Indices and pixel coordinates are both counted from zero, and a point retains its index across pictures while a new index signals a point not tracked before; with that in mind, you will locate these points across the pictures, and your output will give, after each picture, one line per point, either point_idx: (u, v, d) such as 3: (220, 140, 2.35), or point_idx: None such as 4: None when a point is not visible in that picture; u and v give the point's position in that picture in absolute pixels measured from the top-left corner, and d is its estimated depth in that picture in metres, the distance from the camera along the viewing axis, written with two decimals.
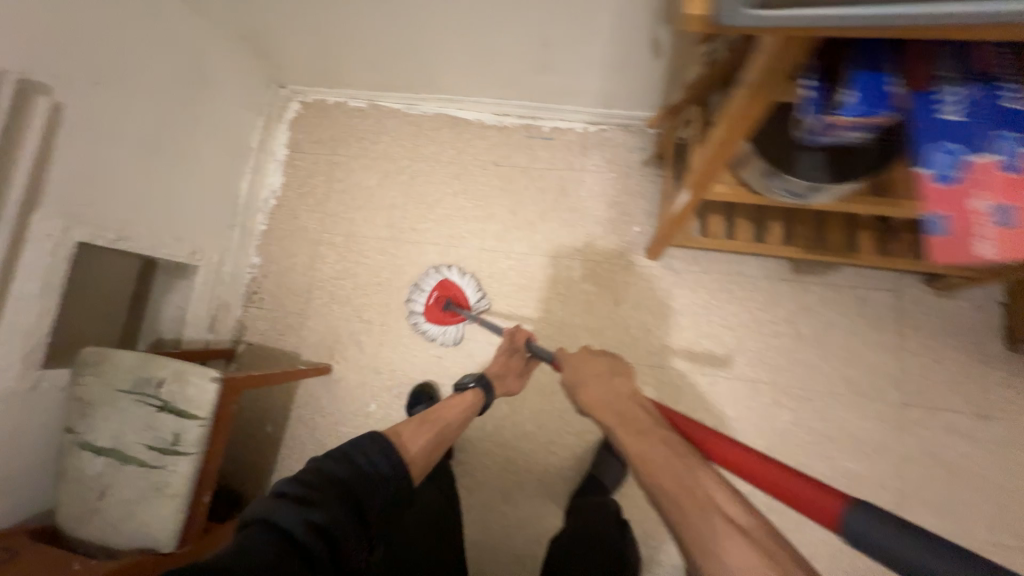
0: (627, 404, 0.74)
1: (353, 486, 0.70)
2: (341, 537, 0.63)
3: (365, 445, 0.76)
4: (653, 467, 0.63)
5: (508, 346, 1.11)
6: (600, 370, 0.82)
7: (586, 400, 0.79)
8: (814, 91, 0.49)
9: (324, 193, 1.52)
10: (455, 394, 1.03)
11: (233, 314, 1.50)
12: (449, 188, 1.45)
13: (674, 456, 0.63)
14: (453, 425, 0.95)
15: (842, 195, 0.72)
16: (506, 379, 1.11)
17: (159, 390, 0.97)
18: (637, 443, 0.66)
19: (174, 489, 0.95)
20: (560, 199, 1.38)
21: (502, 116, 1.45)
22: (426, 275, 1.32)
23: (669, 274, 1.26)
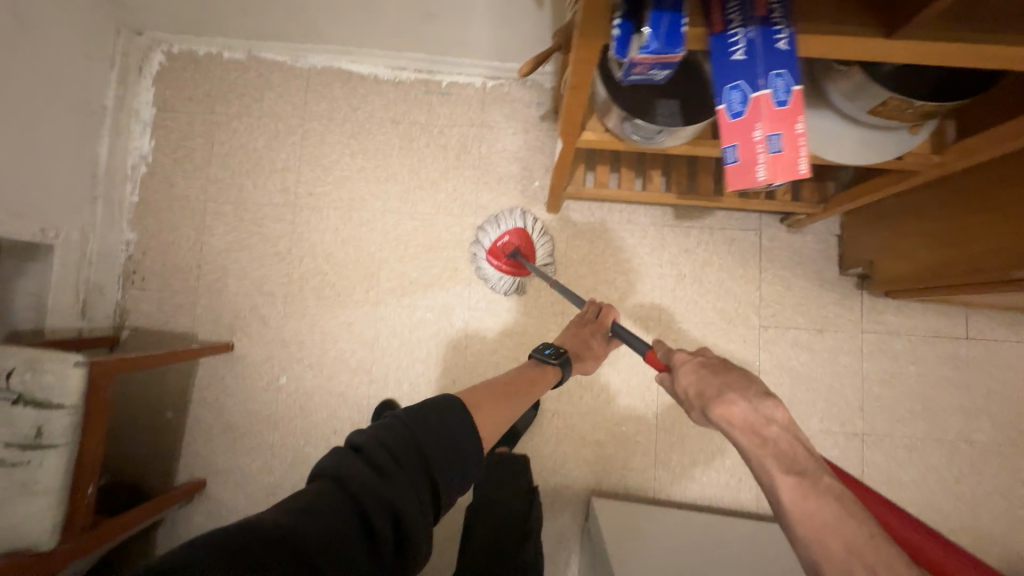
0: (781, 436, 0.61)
1: (432, 454, 0.61)
2: (405, 508, 0.55)
3: (450, 408, 0.66)
4: (820, 534, 0.53)
5: (590, 316, 1.10)
6: (735, 384, 0.66)
7: (723, 419, 0.64)
8: (620, 31, 0.50)
9: (205, 157, 1.38)
10: (537, 368, 0.99)
11: (110, 297, 1.35)
12: (347, 148, 1.38)
13: (854, 521, 0.53)
14: (525, 397, 0.88)
15: (687, 139, 0.79)
16: (584, 360, 1.07)
17: (9, 383, 0.87)
18: (804, 495, 0.55)
19: (45, 484, 0.87)
20: (463, 157, 1.37)
21: (398, 70, 1.39)
22: (509, 215, 1.26)
23: (569, 226, 1.33)
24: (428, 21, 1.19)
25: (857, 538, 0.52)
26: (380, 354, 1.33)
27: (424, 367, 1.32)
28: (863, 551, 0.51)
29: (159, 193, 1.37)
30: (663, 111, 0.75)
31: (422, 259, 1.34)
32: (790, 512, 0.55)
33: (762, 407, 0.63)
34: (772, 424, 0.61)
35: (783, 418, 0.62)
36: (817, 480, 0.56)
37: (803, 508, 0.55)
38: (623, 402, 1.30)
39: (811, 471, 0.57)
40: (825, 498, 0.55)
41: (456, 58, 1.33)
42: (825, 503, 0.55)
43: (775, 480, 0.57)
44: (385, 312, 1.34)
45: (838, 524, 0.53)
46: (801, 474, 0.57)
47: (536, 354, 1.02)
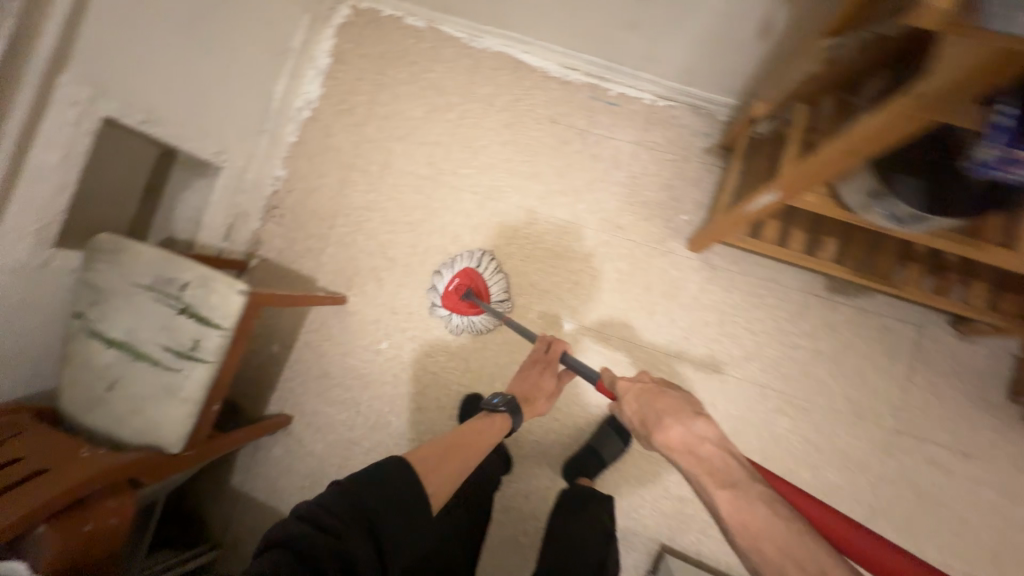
0: (712, 451, 0.73)
1: (375, 512, 0.70)
2: (352, 560, 0.66)
3: (395, 471, 0.75)
4: (753, 534, 0.64)
5: (542, 353, 1.12)
6: (673, 409, 0.79)
7: (665, 443, 0.77)
8: (1010, 123, 0.49)
9: (364, 115, 1.42)
10: (482, 417, 1.03)
11: (250, 226, 1.43)
12: (498, 137, 1.37)
13: (776, 515, 0.65)
14: (473, 449, 0.93)
15: (932, 230, 0.72)
16: (534, 402, 1.12)
17: (181, 293, 0.92)
18: (732, 501, 0.68)
19: (187, 394, 0.92)
20: (612, 171, 1.32)
21: (568, 69, 1.36)
22: (458, 257, 1.27)
23: (705, 269, 1.26)
24: (624, 29, 1.15)
25: (783, 533, 0.63)
26: (481, 345, 1.32)
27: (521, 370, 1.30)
28: (790, 548, 0.62)
29: (315, 139, 1.43)
30: (904, 195, 0.68)
31: (545, 264, 1.31)
32: (727, 520, 0.67)
33: (695, 427, 0.76)
34: (703, 442, 0.74)
35: (714, 434, 0.75)
36: (746, 487, 0.68)
37: (734, 514, 0.67)
38: None
39: (741, 482, 0.69)
40: (755, 502, 0.67)
41: (634, 69, 1.29)
42: (754, 506, 0.66)
43: (713, 495, 0.69)
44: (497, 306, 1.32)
45: (767, 522, 0.64)
46: (735, 487, 0.69)
47: (486, 405, 1.06)
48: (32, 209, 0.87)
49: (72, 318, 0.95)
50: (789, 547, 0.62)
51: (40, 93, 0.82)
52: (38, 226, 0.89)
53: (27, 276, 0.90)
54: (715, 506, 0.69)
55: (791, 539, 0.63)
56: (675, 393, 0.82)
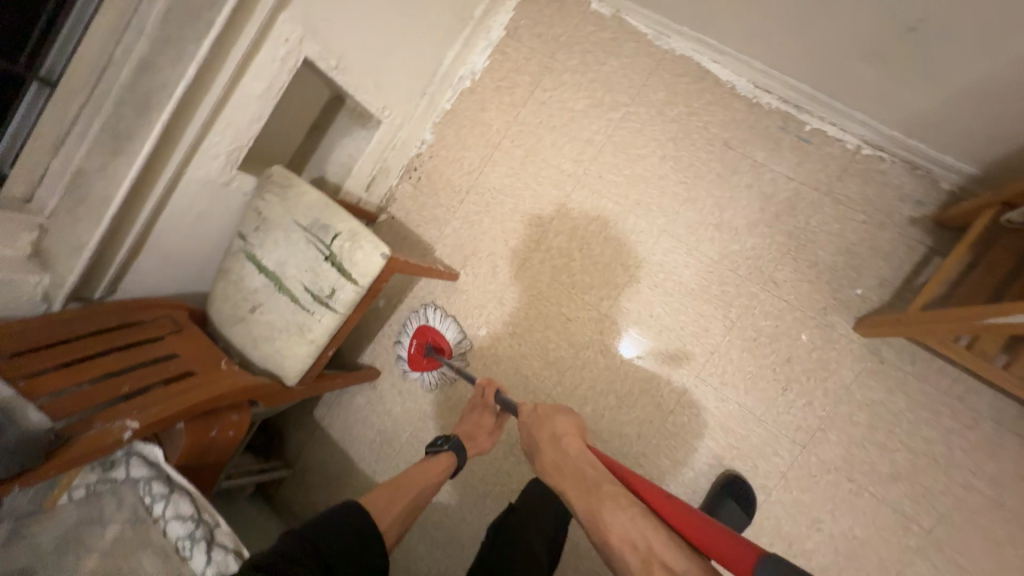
0: (578, 460, 0.79)
1: (324, 546, 0.71)
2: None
3: (342, 510, 0.78)
4: (602, 526, 0.68)
5: (477, 398, 1.13)
6: (550, 432, 0.86)
7: (541, 466, 0.83)
8: None
9: (523, 96, 1.37)
10: (427, 458, 1.02)
11: (388, 182, 1.45)
12: (659, 149, 1.25)
13: (617, 506, 0.69)
14: (425, 488, 0.94)
15: None
16: (476, 440, 1.10)
17: (330, 241, 0.95)
18: (585, 499, 0.73)
19: (314, 336, 0.97)
20: (783, 217, 1.15)
21: (761, 91, 1.19)
22: (407, 322, 1.37)
23: (868, 358, 1.07)
24: (862, 59, 0.96)
25: (624, 522, 0.66)
26: (581, 363, 1.25)
27: (615, 403, 1.21)
28: (631, 539, 0.65)
29: (469, 111, 1.41)
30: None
31: (673, 300, 1.19)
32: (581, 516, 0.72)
33: (562, 443, 0.83)
34: (569, 455, 0.80)
35: (579, 448, 0.81)
36: (596, 487, 0.73)
37: (586, 511, 0.71)
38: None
39: (591, 483, 0.74)
40: (603, 500, 0.70)
41: (851, 107, 1.08)
42: (602, 503, 0.70)
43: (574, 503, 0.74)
44: (607, 327, 1.23)
45: (612, 517, 0.68)
46: (589, 488, 0.73)
47: (430, 447, 1.05)
48: (229, 132, 0.93)
49: (236, 237, 1.03)
50: (625, 528, 0.66)
51: (263, 25, 0.86)
52: (230, 149, 0.95)
53: (212, 191, 0.98)
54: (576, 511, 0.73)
55: (627, 526, 0.66)
56: (557, 415, 0.89)
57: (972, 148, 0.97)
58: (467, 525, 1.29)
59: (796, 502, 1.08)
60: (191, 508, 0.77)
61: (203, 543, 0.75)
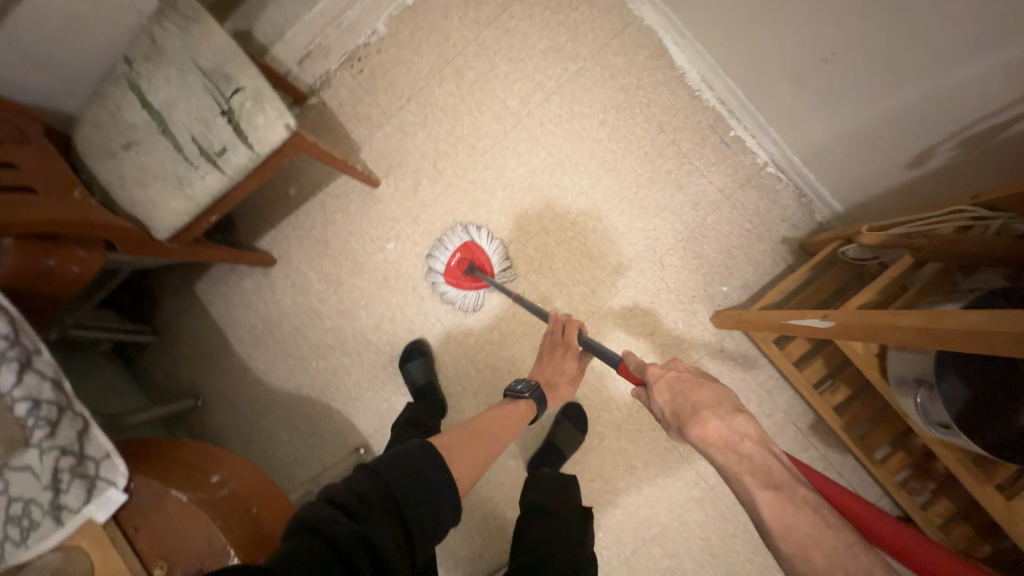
0: (754, 450, 0.67)
1: (402, 495, 0.67)
2: (384, 550, 0.61)
3: (422, 455, 0.73)
4: (800, 541, 0.59)
5: (559, 336, 1.09)
6: (710, 401, 0.73)
7: (700, 436, 0.70)
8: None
9: (488, 18, 1.31)
10: (508, 402, 1.00)
11: (327, 65, 1.34)
12: (601, 113, 1.28)
13: (824, 525, 0.59)
14: (496, 434, 0.90)
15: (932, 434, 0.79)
16: (557, 387, 1.07)
17: (230, 95, 0.87)
18: (779, 503, 0.62)
19: (194, 193, 0.90)
20: (686, 209, 1.25)
21: (705, 86, 1.25)
22: (451, 233, 1.26)
23: (712, 346, 1.24)
24: (787, 79, 1.05)
25: (836, 548, 0.57)
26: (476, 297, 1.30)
27: (498, 339, 1.30)
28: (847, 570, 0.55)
29: (429, 15, 1.32)
30: (943, 393, 0.71)
31: (574, 259, 1.27)
32: (769, 524, 0.61)
33: (734, 423, 0.70)
34: (744, 440, 0.68)
35: (755, 434, 0.69)
36: (791, 491, 0.63)
37: (779, 519, 0.61)
38: (620, 511, 1.26)
39: (786, 487, 0.63)
40: (802, 509, 0.61)
41: (769, 124, 1.19)
42: (801, 511, 0.61)
43: (753, 497, 0.63)
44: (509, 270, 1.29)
45: (817, 533, 0.59)
46: (777, 488, 0.63)
47: (510, 391, 1.04)
48: None
49: (120, 61, 0.91)
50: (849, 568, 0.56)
51: None
52: None
53: None
54: (754, 508, 0.63)
55: (844, 557, 0.57)
56: (709, 384, 0.77)
57: (844, 188, 1.12)
58: (334, 422, 1.34)
59: (622, 449, 1.27)
60: (7, 328, 0.70)
61: (14, 365, 0.70)
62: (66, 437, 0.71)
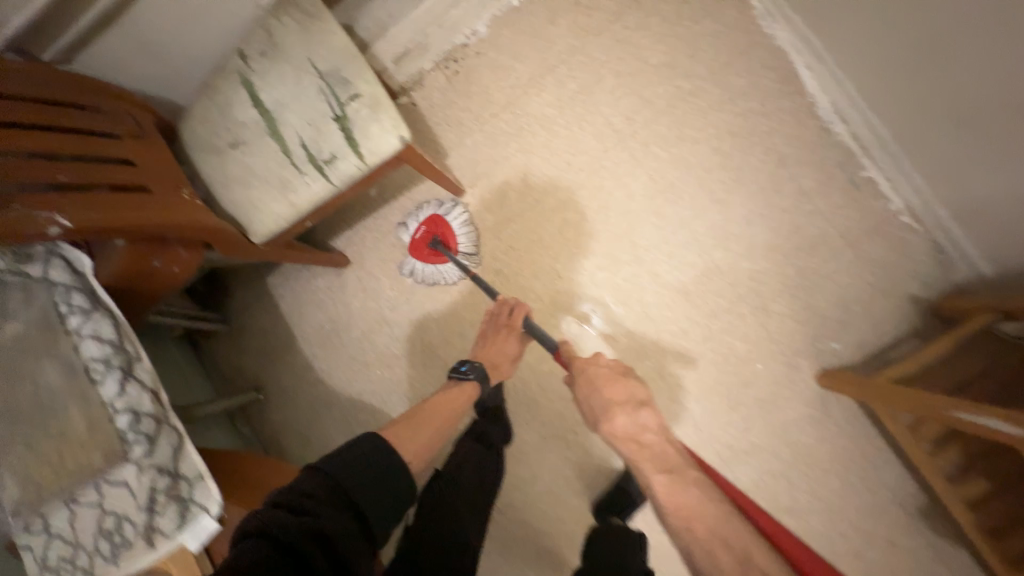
0: (655, 439, 0.83)
1: (355, 488, 0.64)
2: (342, 541, 0.58)
3: (372, 447, 0.70)
4: (687, 514, 0.72)
5: (503, 317, 1.07)
6: (620, 398, 0.87)
7: (608, 427, 0.85)
8: None
9: (599, 25, 1.21)
10: (454, 383, 1.00)
11: (421, 63, 1.28)
12: (714, 139, 1.16)
13: (707, 500, 0.73)
14: (442, 423, 0.91)
15: None
16: (500, 368, 1.05)
17: (346, 101, 0.82)
18: (670, 483, 0.76)
19: (296, 200, 0.86)
20: (800, 253, 1.13)
21: (837, 119, 1.13)
22: (419, 208, 1.23)
23: (814, 407, 1.11)
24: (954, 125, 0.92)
25: (711, 517, 0.71)
26: (554, 324, 1.21)
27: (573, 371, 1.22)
28: (721, 535, 0.68)
29: (535, 18, 1.24)
30: None
31: (666, 295, 1.17)
32: (664, 503, 0.75)
33: (638, 417, 0.85)
34: (646, 431, 0.84)
35: (655, 425, 0.85)
36: (682, 473, 0.78)
37: (669, 495, 0.75)
38: (686, 567, 1.18)
39: (678, 469, 0.79)
40: (688, 487, 0.76)
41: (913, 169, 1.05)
42: (688, 489, 0.75)
43: (653, 479, 0.78)
44: (593, 298, 1.20)
45: (699, 506, 0.73)
46: (671, 471, 0.78)
47: (453, 372, 1.02)
48: None
49: (234, 53, 0.87)
50: (718, 527, 0.69)
51: None
52: None
53: None
54: (653, 489, 0.77)
55: (715, 519, 0.70)
56: (627, 379, 0.89)
57: (1000, 252, 0.98)
58: None
59: None
60: (113, 332, 0.69)
61: (117, 372, 0.68)
62: (163, 454, 0.68)
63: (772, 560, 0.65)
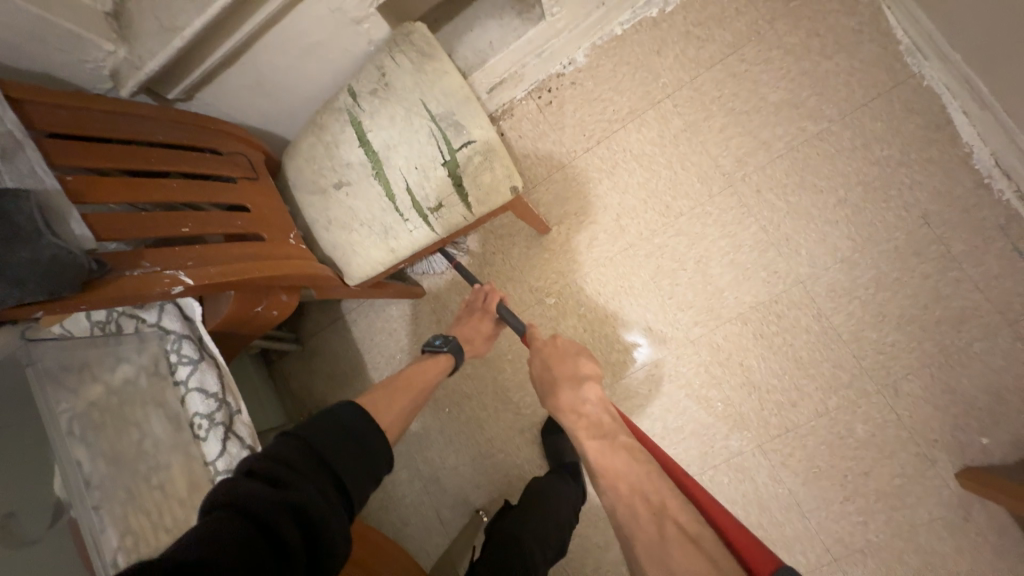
0: (593, 409, 0.81)
1: (331, 456, 0.60)
2: (315, 513, 0.52)
3: (344, 416, 0.66)
4: (614, 476, 0.71)
5: (477, 302, 1.03)
6: (568, 373, 0.86)
7: (555, 403, 0.84)
8: None
9: (712, 58, 1.11)
10: (423, 358, 0.93)
11: (514, 93, 1.23)
12: (841, 188, 1.03)
13: (633, 459, 0.71)
14: (417, 395, 0.84)
15: None
16: (474, 344, 1.00)
17: (457, 146, 0.77)
18: (600, 449, 0.75)
19: (397, 246, 0.82)
20: (943, 326, 0.97)
21: (999, 174, 0.96)
22: None
23: (953, 509, 0.95)
24: None
25: (640, 479, 0.68)
26: (640, 379, 1.11)
27: (659, 434, 1.10)
28: (645, 493, 0.67)
29: (640, 49, 1.16)
30: None
31: (773, 360, 1.05)
32: (595, 467, 0.73)
33: (581, 391, 0.83)
34: (587, 403, 0.82)
35: (594, 396, 0.82)
36: (613, 437, 0.75)
37: (600, 458, 0.74)
38: None
39: (611, 435, 0.76)
40: (618, 450, 0.73)
41: None
42: (617, 451, 0.73)
43: (585, 446, 0.76)
44: (687, 355, 1.09)
45: (626, 467, 0.70)
46: (604, 437, 0.76)
47: (426, 347, 0.95)
48: None
49: (343, 90, 0.84)
50: (639, 482, 0.68)
51: None
52: None
53: (337, 23, 0.82)
54: (587, 457, 0.75)
55: (641, 477, 0.69)
56: (574, 355, 0.89)
57: None
58: (456, 476, 1.23)
59: None
60: (217, 387, 0.76)
61: (220, 428, 0.75)
62: None
63: (692, 513, 0.62)
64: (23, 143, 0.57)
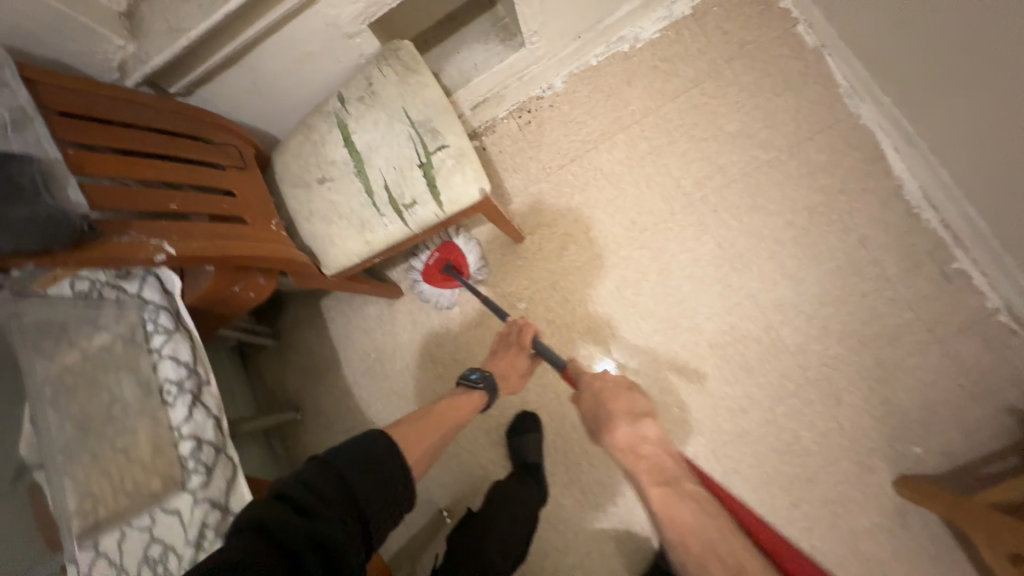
0: (652, 450, 0.78)
1: (355, 488, 0.64)
2: (341, 547, 0.58)
3: (373, 447, 0.70)
4: (680, 527, 0.71)
5: (512, 336, 1.04)
6: (623, 408, 0.81)
7: (612, 440, 0.79)
8: None
9: (677, 90, 1.22)
10: (458, 392, 0.96)
11: (496, 112, 1.32)
12: (790, 212, 1.13)
13: (702, 513, 0.72)
14: (450, 429, 0.88)
15: None
16: (508, 380, 1.02)
17: (432, 150, 0.85)
18: (665, 496, 0.74)
19: (372, 239, 0.88)
20: (880, 342, 1.05)
21: (927, 205, 1.06)
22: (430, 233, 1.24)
23: (889, 516, 1.00)
24: None
25: (712, 535, 0.69)
26: None
27: None
28: (717, 549, 0.68)
29: (613, 79, 1.27)
30: None
31: (726, 368, 1.11)
32: (659, 515, 0.73)
33: (639, 427, 0.79)
34: (646, 442, 0.79)
35: (653, 436, 0.79)
36: (677, 486, 0.75)
37: (663, 506, 0.73)
38: None
39: (673, 481, 0.76)
40: (684, 500, 0.73)
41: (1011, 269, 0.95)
42: (684, 501, 0.73)
43: (648, 491, 0.75)
44: (647, 362, 1.15)
45: (694, 518, 0.71)
46: (670, 485, 0.75)
47: (463, 379, 0.98)
48: None
49: (333, 96, 0.92)
50: (709, 536, 0.69)
51: None
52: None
53: (330, 36, 0.90)
54: (650, 506, 0.74)
55: (711, 531, 0.70)
56: (630, 391, 0.83)
57: None
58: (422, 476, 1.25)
59: None
60: (190, 356, 0.81)
61: (188, 396, 0.79)
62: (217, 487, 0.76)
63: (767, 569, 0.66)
64: (32, 117, 0.65)
